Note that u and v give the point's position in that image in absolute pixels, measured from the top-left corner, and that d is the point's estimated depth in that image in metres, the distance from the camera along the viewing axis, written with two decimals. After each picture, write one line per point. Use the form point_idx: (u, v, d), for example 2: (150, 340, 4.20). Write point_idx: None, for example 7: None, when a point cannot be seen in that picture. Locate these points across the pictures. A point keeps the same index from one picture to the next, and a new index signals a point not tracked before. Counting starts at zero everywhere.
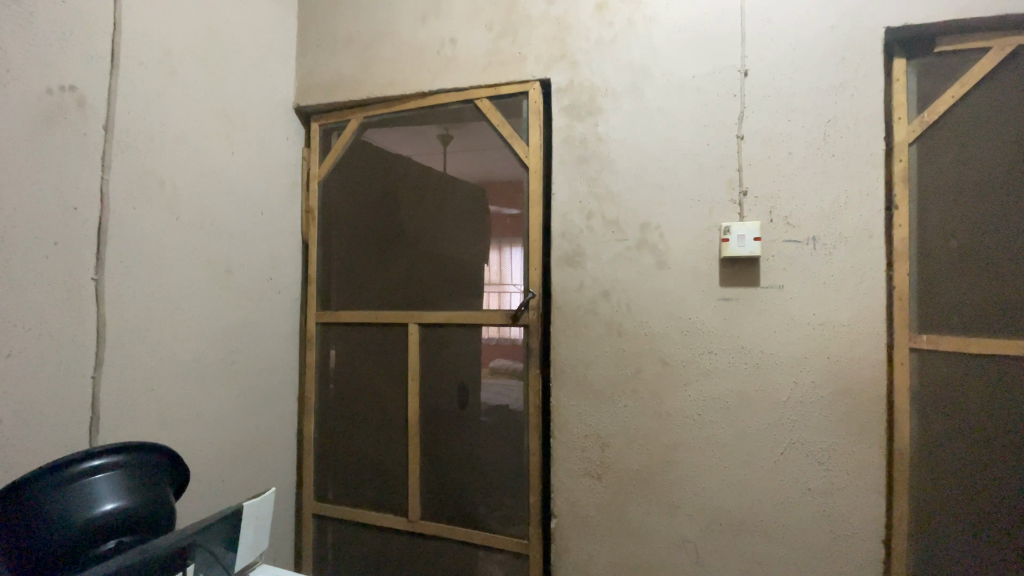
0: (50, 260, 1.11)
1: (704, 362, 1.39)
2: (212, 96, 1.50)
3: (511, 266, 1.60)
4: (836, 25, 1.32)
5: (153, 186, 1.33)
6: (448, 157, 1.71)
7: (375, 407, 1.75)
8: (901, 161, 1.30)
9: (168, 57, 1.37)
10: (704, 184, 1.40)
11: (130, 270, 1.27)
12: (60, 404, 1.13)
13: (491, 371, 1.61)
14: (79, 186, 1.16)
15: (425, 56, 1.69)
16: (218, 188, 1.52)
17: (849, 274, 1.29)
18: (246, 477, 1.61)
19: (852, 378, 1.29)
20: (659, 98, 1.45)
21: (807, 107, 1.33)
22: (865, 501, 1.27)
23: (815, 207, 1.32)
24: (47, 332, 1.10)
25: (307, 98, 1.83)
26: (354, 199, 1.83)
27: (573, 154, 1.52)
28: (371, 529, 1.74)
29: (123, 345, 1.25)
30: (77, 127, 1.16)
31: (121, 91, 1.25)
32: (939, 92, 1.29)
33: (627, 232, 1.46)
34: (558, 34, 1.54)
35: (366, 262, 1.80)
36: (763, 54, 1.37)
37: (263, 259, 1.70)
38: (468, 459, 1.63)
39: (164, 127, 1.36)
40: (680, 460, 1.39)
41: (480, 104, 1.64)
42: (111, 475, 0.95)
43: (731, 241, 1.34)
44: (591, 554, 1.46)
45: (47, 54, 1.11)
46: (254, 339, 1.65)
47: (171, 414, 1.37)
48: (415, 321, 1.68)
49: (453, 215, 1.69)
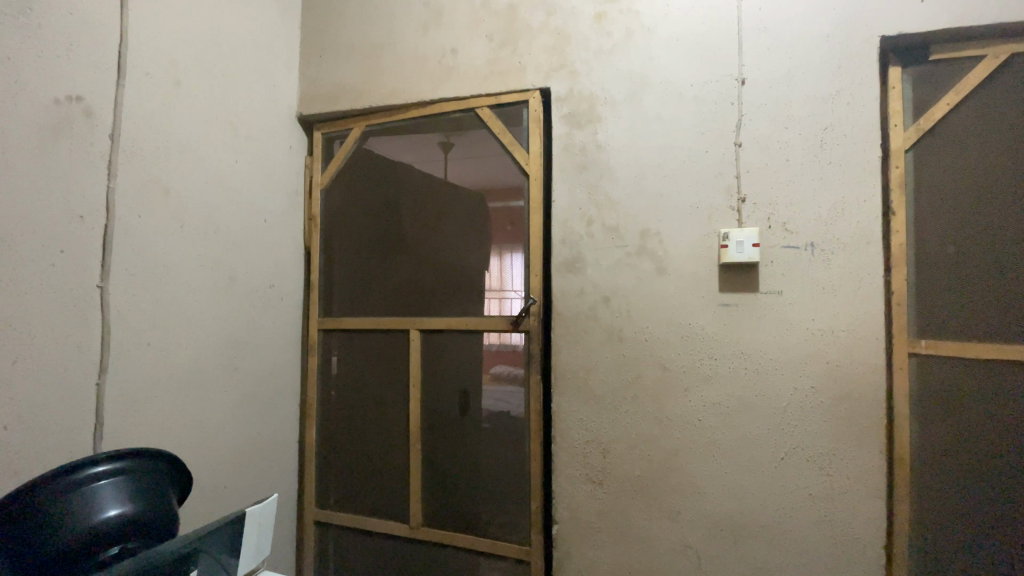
0: (57, 269, 1.13)
1: (703, 368, 1.39)
2: (216, 105, 1.52)
3: (512, 272, 1.60)
4: (831, 35, 1.34)
5: (158, 195, 1.35)
6: (449, 164, 1.72)
7: (377, 414, 1.76)
8: (897, 168, 1.31)
9: (174, 68, 1.39)
10: (702, 191, 1.41)
11: (136, 279, 1.28)
12: (65, 410, 1.14)
13: (492, 377, 1.61)
14: (87, 195, 1.18)
15: (426, 66, 1.71)
16: (222, 196, 1.54)
17: (847, 279, 1.30)
18: (248, 485, 1.61)
19: (851, 383, 1.29)
20: (658, 106, 1.46)
21: (803, 115, 1.35)
22: (866, 505, 1.27)
23: (812, 213, 1.33)
24: (49, 341, 1.11)
25: (309, 108, 1.85)
26: (355, 206, 1.85)
27: (572, 161, 1.53)
28: (371, 536, 1.75)
29: (127, 352, 1.26)
30: (85, 136, 1.18)
31: (127, 99, 1.27)
32: (932, 99, 1.30)
33: (627, 239, 1.47)
34: (557, 44, 1.56)
35: (367, 269, 1.81)
36: (760, 63, 1.39)
37: (266, 265, 1.71)
38: (469, 465, 1.63)
39: (170, 135, 1.38)
40: (682, 465, 1.40)
41: (480, 113, 1.66)
42: (115, 482, 0.96)
43: (729, 248, 1.35)
44: (592, 559, 1.46)
45: (54, 64, 1.13)
46: (255, 346, 1.66)
47: (173, 421, 1.38)
48: (416, 327, 1.70)
49: (455, 220, 1.70)
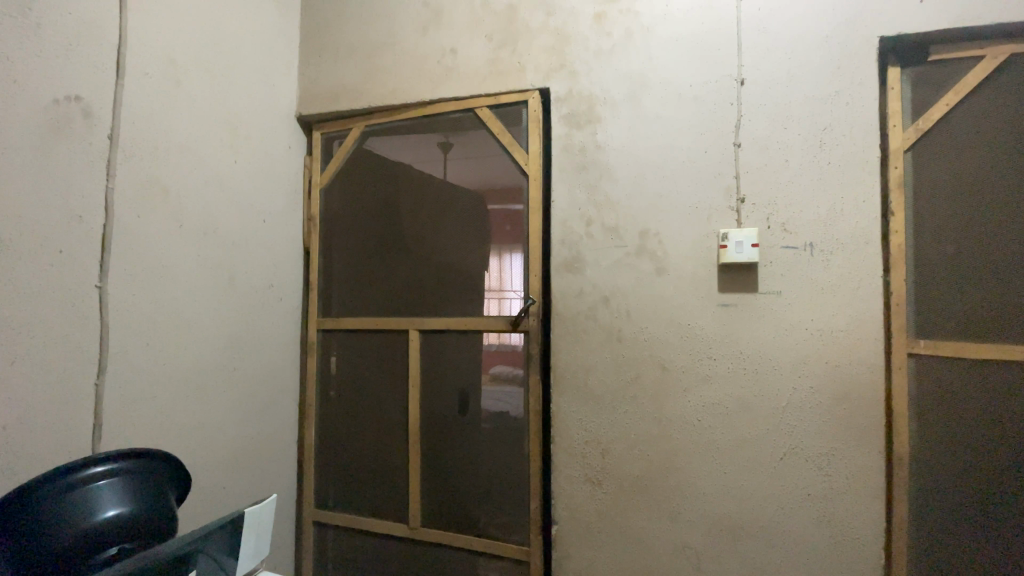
0: (55, 269, 1.12)
1: (703, 368, 1.39)
2: (215, 105, 1.52)
3: (512, 272, 1.60)
4: (831, 36, 1.34)
5: (157, 195, 1.34)
6: (448, 164, 1.72)
7: (376, 414, 1.76)
8: (896, 168, 1.31)
9: (173, 68, 1.39)
10: (702, 191, 1.41)
11: (135, 279, 1.28)
12: (63, 410, 1.13)
13: (492, 377, 1.61)
14: (85, 195, 1.18)
15: (425, 66, 1.71)
16: (221, 195, 1.54)
17: (846, 280, 1.30)
18: (247, 485, 1.61)
19: (851, 383, 1.29)
20: (657, 106, 1.46)
21: (802, 115, 1.35)
22: (865, 505, 1.27)
23: (812, 213, 1.33)
24: (48, 342, 1.11)
25: (309, 108, 1.85)
26: (354, 206, 1.85)
27: (572, 162, 1.53)
28: (370, 536, 1.74)
29: (126, 352, 1.26)
30: (83, 136, 1.18)
31: (126, 99, 1.27)
32: (932, 100, 1.30)
33: (626, 239, 1.47)
34: (557, 44, 1.56)
35: (366, 269, 1.81)
36: (760, 63, 1.39)
37: (265, 265, 1.71)
38: (468, 465, 1.63)
39: (169, 135, 1.38)
40: (681, 465, 1.40)
41: (480, 113, 1.66)
42: (114, 482, 0.96)
43: (728, 248, 1.35)
44: (592, 559, 1.46)
45: (53, 63, 1.13)
46: (254, 346, 1.66)
47: (172, 421, 1.37)
48: (415, 327, 1.69)
49: (454, 220, 1.70)
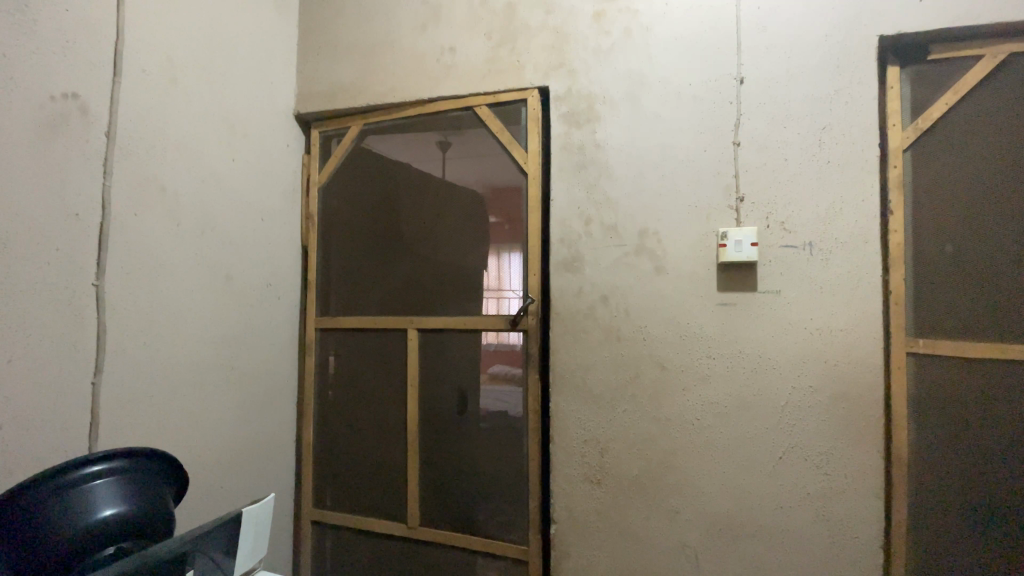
0: (52, 268, 1.12)
1: (703, 367, 1.39)
2: (214, 103, 1.52)
3: (511, 271, 1.60)
4: (830, 34, 1.34)
5: (154, 194, 1.34)
6: (447, 163, 1.71)
7: (375, 414, 1.75)
8: (896, 167, 1.31)
9: (171, 66, 1.38)
10: (701, 190, 1.41)
11: (132, 278, 1.28)
12: (59, 410, 1.13)
13: (491, 377, 1.61)
14: (81, 193, 1.17)
15: (424, 64, 1.70)
16: (219, 194, 1.53)
17: (846, 279, 1.30)
18: (245, 484, 1.61)
19: (850, 382, 1.29)
20: (657, 105, 1.46)
21: (801, 114, 1.35)
22: (865, 504, 1.27)
23: (811, 212, 1.33)
24: (44, 341, 1.10)
25: (307, 106, 1.84)
26: (353, 205, 1.84)
27: (571, 161, 1.53)
28: (369, 536, 1.74)
29: (123, 351, 1.25)
30: (80, 134, 1.17)
31: (124, 97, 1.26)
32: (931, 99, 1.30)
33: (625, 238, 1.47)
34: (556, 43, 1.56)
35: (365, 268, 1.81)
36: (759, 62, 1.38)
37: (263, 264, 1.70)
38: (467, 464, 1.63)
39: (167, 133, 1.37)
40: (680, 464, 1.39)
41: (479, 111, 1.66)
42: (110, 482, 0.95)
43: (728, 246, 1.34)
44: (590, 558, 1.46)
45: (50, 61, 1.12)
46: (252, 345, 1.65)
47: (169, 420, 1.37)
48: (414, 326, 1.69)
49: (453, 219, 1.70)
